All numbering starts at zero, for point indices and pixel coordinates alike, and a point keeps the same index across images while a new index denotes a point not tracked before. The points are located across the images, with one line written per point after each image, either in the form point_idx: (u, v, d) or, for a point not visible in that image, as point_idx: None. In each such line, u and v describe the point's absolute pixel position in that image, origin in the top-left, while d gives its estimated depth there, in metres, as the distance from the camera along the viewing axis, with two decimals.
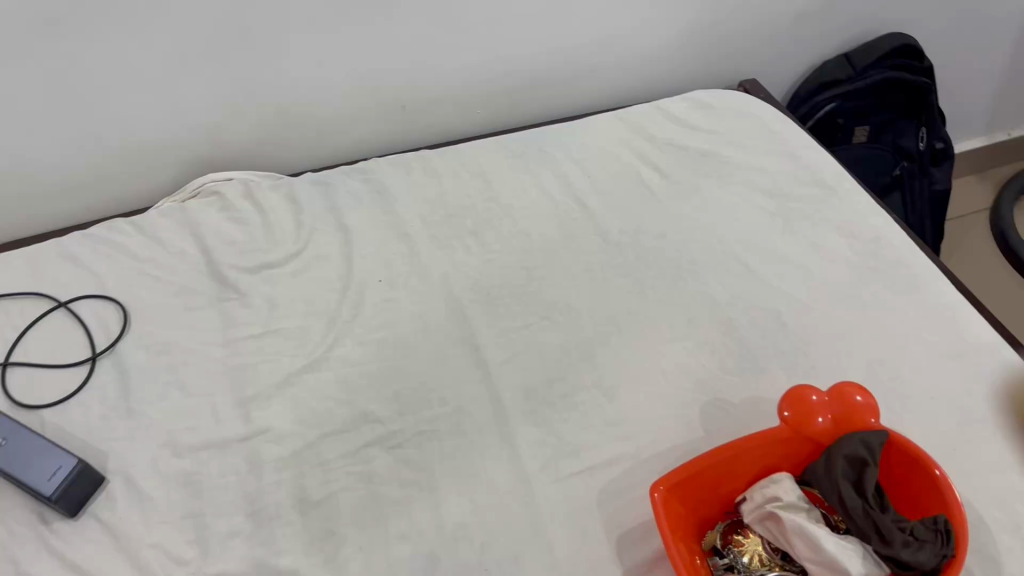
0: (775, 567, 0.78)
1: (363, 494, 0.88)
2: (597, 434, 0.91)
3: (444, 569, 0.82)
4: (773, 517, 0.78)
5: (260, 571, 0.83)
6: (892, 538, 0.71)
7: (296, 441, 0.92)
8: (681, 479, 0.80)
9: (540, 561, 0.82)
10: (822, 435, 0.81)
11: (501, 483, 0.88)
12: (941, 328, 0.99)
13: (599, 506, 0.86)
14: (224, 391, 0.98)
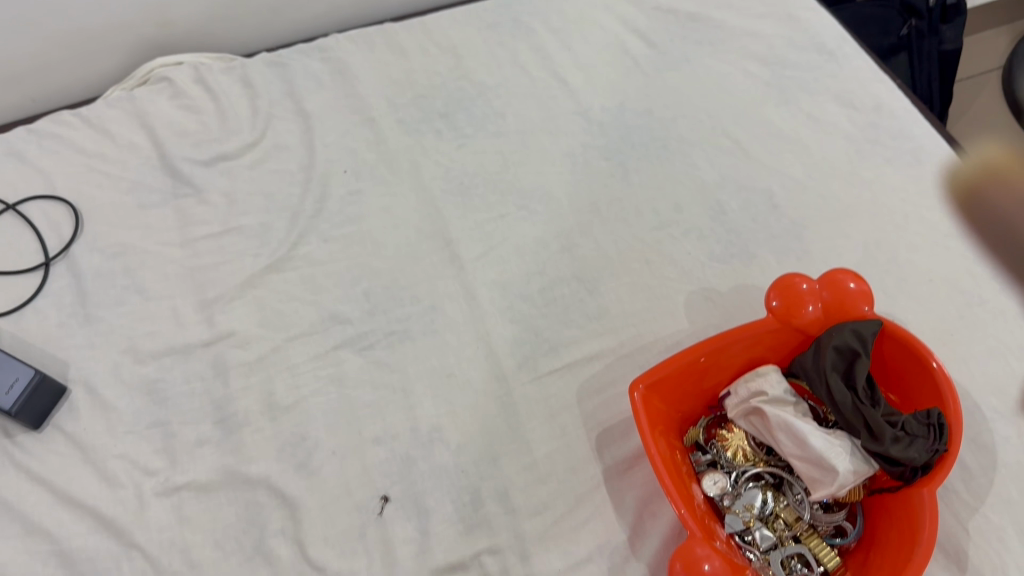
0: (759, 462, 0.75)
1: (335, 399, 0.85)
2: (576, 329, 0.87)
3: (419, 472, 0.80)
4: (757, 412, 0.74)
5: (231, 479, 0.81)
6: (881, 433, 0.67)
7: (262, 345, 0.88)
8: (662, 376, 0.76)
9: (518, 462, 0.80)
10: (811, 325, 0.76)
11: (477, 383, 0.85)
12: (944, 203, 0.93)
13: (579, 404, 0.83)
14: (185, 294, 0.93)
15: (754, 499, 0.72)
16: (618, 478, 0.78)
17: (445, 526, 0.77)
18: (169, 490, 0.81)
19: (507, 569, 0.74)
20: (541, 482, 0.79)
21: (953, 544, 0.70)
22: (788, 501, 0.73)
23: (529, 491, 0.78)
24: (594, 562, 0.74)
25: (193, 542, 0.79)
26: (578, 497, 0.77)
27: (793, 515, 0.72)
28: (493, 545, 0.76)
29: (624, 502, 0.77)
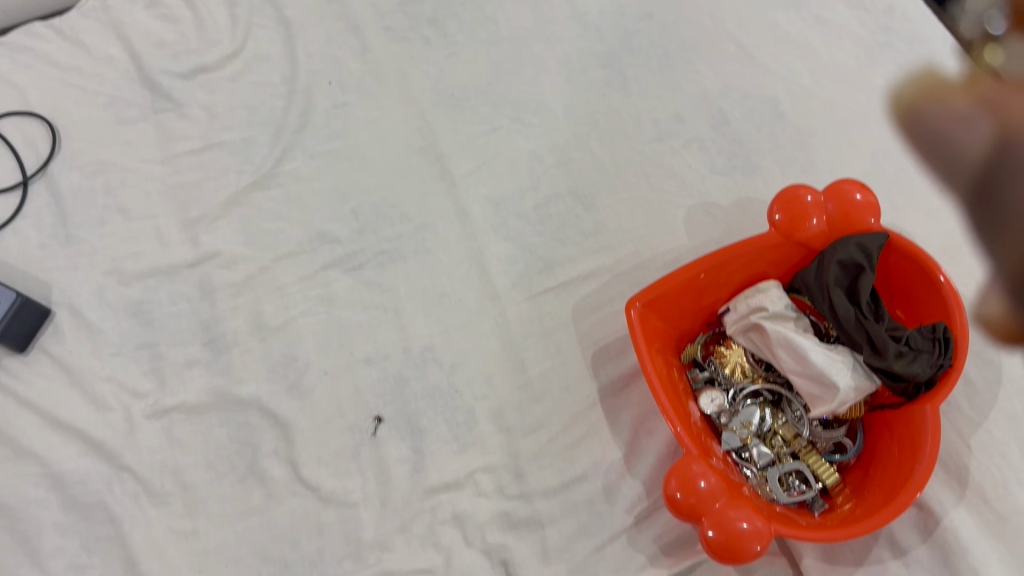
0: (758, 379, 0.74)
1: (325, 319, 0.83)
2: (572, 247, 0.84)
3: (413, 393, 0.79)
4: (756, 328, 0.72)
5: (221, 401, 0.80)
6: (884, 349, 0.65)
7: (249, 265, 0.86)
8: (660, 293, 0.73)
9: (513, 381, 0.78)
10: (815, 239, 0.73)
11: (470, 303, 0.82)
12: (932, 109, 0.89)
13: (575, 323, 0.81)
14: (169, 213, 0.90)
15: (751, 416, 0.72)
16: (614, 396, 0.77)
17: (439, 446, 0.76)
18: (159, 412, 0.80)
19: (501, 488, 0.74)
20: (536, 401, 0.77)
21: (954, 459, 0.69)
22: (786, 418, 0.72)
23: (524, 410, 0.77)
24: (590, 480, 0.73)
25: (185, 463, 0.78)
26: (573, 416, 0.76)
27: (791, 432, 0.71)
28: (487, 465, 0.75)
29: (620, 420, 0.75)
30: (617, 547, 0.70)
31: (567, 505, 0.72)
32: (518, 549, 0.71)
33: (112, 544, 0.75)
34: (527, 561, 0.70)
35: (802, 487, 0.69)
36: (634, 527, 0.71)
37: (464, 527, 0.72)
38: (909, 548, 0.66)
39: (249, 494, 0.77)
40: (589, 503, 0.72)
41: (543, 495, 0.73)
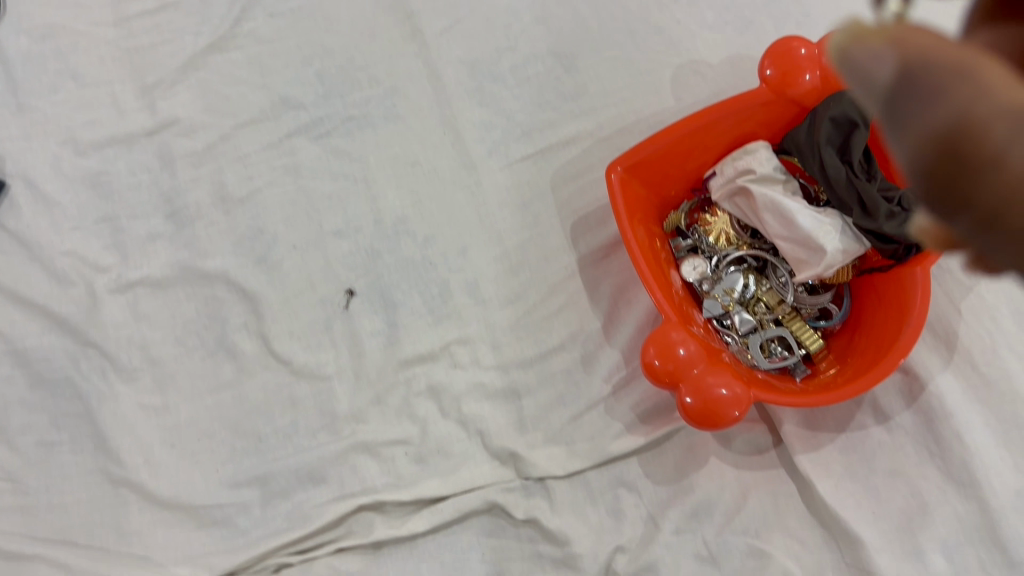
0: (742, 246, 0.71)
1: (291, 190, 0.78)
2: (551, 112, 0.80)
3: (386, 266, 0.75)
4: (743, 192, 0.69)
5: (187, 275, 0.77)
6: (875, 209, 0.62)
7: (210, 133, 0.81)
8: (643, 157, 0.69)
9: (489, 253, 0.75)
10: (807, 96, 0.68)
11: (444, 171, 0.78)
12: None
13: (554, 192, 0.76)
14: (124, 79, 0.84)
15: (735, 283, 0.69)
16: (594, 267, 0.73)
17: (413, 319, 0.73)
18: (123, 287, 0.77)
19: (477, 360, 0.71)
20: (513, 272, 0.74)
21: (942, 324, 0.66)
22: (770, 284, 0.69)
23: (500, 281, 0.73)
24: (567, 351, 0.70)
25: (152, 339, 0.76)
26: (551, 287, 0.73)
27: (775, 299, 0.69)
28: (463, 336, 0.72)
29: (599, 290, 0.72)
30: (594, 417, 0.68)
31: (544, 377, 0.70)
32: (494, 419, 0.69)
33: (81, 420, 0.74)
34: (503, 431, 0.68)
35: (784, 354, 0.67)
36: (612, 396, 0.68)
37: (439, 399, 0.70)
38: (892, 414, 0.65)
39: (220, 369, 0.75)
40: (567, 373, 0.70)
41: (520, 366, 0.70)
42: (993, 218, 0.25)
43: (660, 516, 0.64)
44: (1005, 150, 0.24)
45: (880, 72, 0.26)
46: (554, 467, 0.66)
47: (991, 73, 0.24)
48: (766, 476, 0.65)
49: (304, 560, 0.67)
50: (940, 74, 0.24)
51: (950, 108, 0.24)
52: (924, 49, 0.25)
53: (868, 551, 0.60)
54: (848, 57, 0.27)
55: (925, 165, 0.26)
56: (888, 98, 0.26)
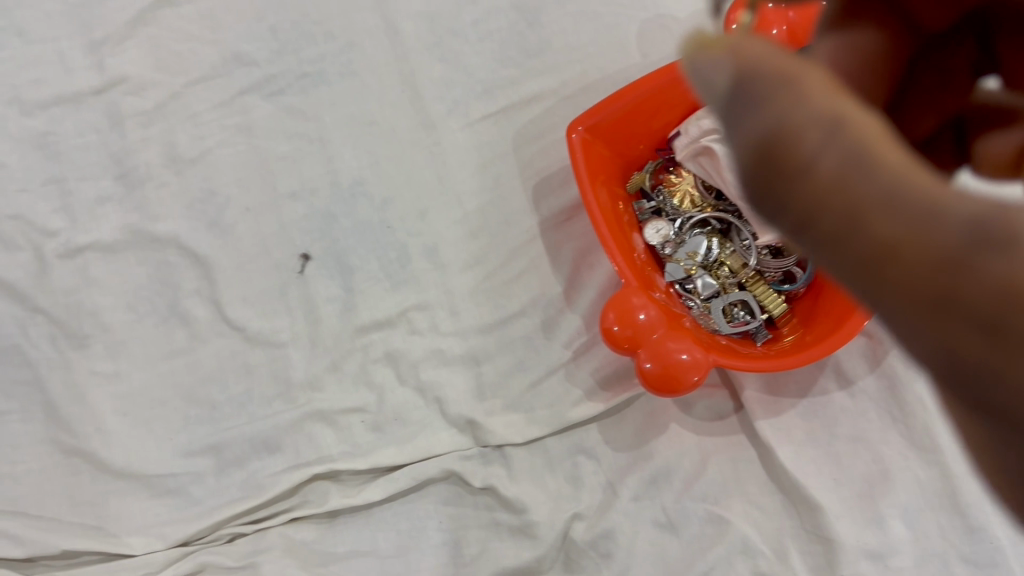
0: (707, 208, 0.70)
1: (244, 151, 0.76)
2: (513, 69, 0.76)
3: (342, 230, 0.73)
4: (708, 152, 0.67)
5: (138, 240, 0.75)
6: None
7: (160, 91, 0.77)
8: (605, 116, 0.67)
9: (448, 217, 0.72)
10: None
11: (403, 131, 0.75)
12: None
13: (516, 152, 0.74)
14: (72, 35, 0.78)
15: (698, 246, 0.68)
16: (556, 230, 0.71)
17: (370, 284, 0.71)
18: (72, 252, 0.75)
19: (435, 326, 0.69)
20: (472, 236, 0.71)
21: None
22: (734, 247, 0.68)
23: (459, 245, 0.71)
24: (527, 317, 0.69)
25: (102, 305, 0.74)
26: (511, 251, 0.71)
27: (738, 262, 0.67)
28: (421, 302, 0.70)
29: (561, 254, 0.70)
30: (553, 383, 0.67)
31: (503, 343, 0.68)
32: (452, 386, 0.67)
33: (32, 389, 0.72)
34: (461, 398, 0.67)
35: (746, 318, 0.66)
36: (572, 362, 0.67)
37: (396, 365, 0.68)
38: (856, 379, 0.63)
39: (173, 334, 0.73)
40: (526, 340, 0.68)
41: (479, 332, 0.69)
42: (807, 224, 0.26)
43: (618, 484, 0.63)
44: (818, 155, 0.25)
45: (716, 77, 0.28)
46: (511, 434, 0.65)
47: (817, 89, 0.26)
48: (726, 442, 0.64)
49: (257, 530, 0.66)
50: (768, 78, 0.26)
51: (773, 111, 0.26)
52: (759, 57, 0.27)
53: (828, 517, 0.60)
54: (702, 71, 0.29)
55: (748, 168, 0.27)
56: (724, 101, 0.28)
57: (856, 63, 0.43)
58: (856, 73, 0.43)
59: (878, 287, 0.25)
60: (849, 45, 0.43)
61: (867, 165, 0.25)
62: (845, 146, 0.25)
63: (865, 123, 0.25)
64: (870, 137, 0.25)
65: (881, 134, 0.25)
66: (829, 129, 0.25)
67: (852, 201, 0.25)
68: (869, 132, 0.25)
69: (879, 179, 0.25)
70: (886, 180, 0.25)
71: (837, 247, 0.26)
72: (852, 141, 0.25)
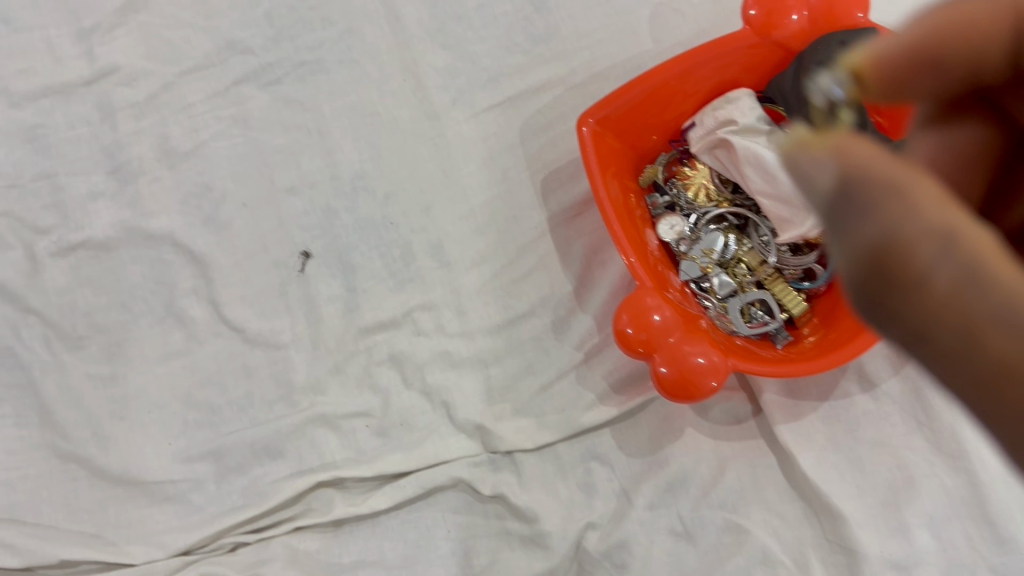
0: (723, 203, 0.67)
1: (240, 143, 0.73)
2: (520, 55, 0.72)
3: (343, 227, 0.70)
4: (724, 145, 0.64)
5: (132, 237, 0.72)
6: None
7: (152, 81, 0.74)
8: (616, 108, 0.64)
9: (453, 213, 0.70)
10: (794, 40, 0.62)
11: (405, 122, 0.72)
12: None
13: (523, 144, 0.71)
14: (59, 23, 0.75)
15: (714, 243, 0.65)
16: (566, 226, 0.68)
17: (373, 283, 0.68)
18: (63, 250, 0.72)
19: (441, 326, 0.67)
20: (479, 233, 0.69)
21: None
22: (751, 244, 0.65)
23: (465, 242, 0.69)
24: (536, 317, 0.66)
25: (97, 305, 0.71)
26: (519, 248, 0.68)
27: (757, 260, 0.65)
28: (426, 302, 0.67)
29: (571, 252, 0.67)
30: (564, 386, 0.64)
31: (512, 344, 0.66)
32: (459, 389, 0.65)
33: (26, 393, 0.70)
34: (469, 402, 0.64)
35: (765, 318, 0.63)
36: (583, 364, 0.64)
37: (401, 368, 0.66)
38: (879, 381, 0.61)
39: (169, 336, 0.70)
40: (536, 341, 0.66)
41: (487, 333, 0.66)
42: (918, 335, 0.26)
43: (633, 491, 0.61)
44: (935, 272, 0.25)
45: (821, 177, 0.26)
46: (521, 440, 0.63)
47: (928, 200, 0.25)
48: (744, 447, 0.62)
49: (259, 539, 0.64)
50: (878, 188, 0.25)
51: (882, 224, 0.25)
52: (866, 162, 0.25)
53: (850, 526, 0.58)
54: (795, 162, 0.26)
55: (860, 275, 0.26)
56: (828, 202, 0.26)
57: (956, 161, 0.36)
58: (951, 171, 0.36)
59: (989, 399, 0.26)
60: (948, 144, 0.36)
61: (980, 283, 0.25)
62: (963, 265, 0.25)
63: (978, 238, 0.25)
64: (984, 253, 0.25)
65: (992, 247, 0.25)
66: (945, 247, 0.25)
67: (967, 320, 0.25)
68: (982, 248, 0.25)
69: (991, 299, 0.25)
70: (997, 298, 0.25)
71: (947, 359, 0.26)
72: (965, 258, 0.25)
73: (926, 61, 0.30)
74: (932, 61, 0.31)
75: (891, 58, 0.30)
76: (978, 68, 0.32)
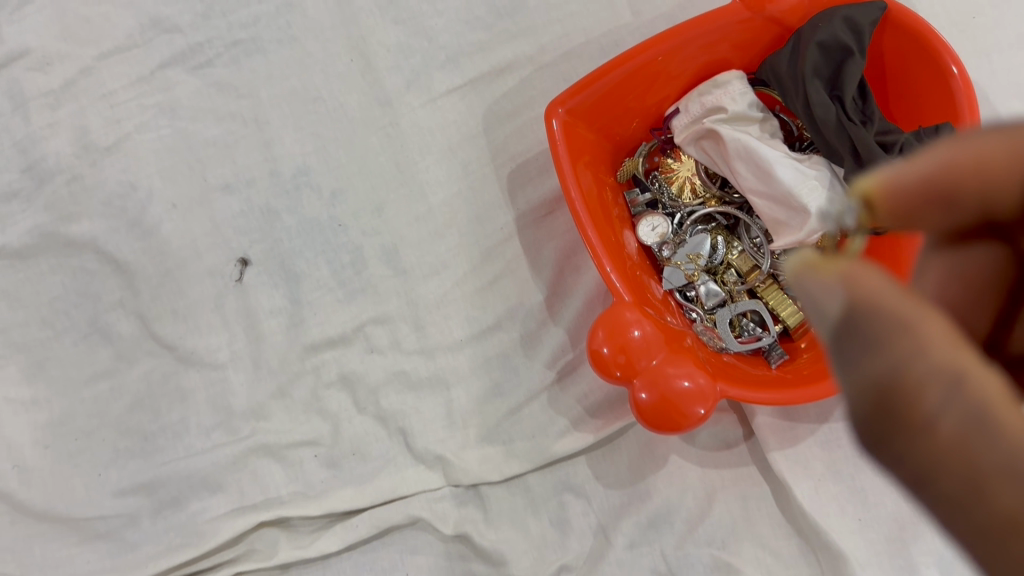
0: (710, 200, 0.59)
1: (168, 136, 0.64)
2: (482, 31, 0.64)
3: (285, 230, 0.62)
4: (711, 136, 0.57)
5: (51, 243, 0.64)
6: (871, 164, 0.50)
7: (67, 65, 0.65)
8: (590, 95, 0.56)
9: (408, 213, 0.62)
10: (790, 14, 0.55)
11: (353, 110, 0.64)
12: None
13: (487, 134, 0.63)
14: None
15: (700, 247, 0.58)
16: (535, 227, 0.61)
17: (319, 294, 0.61)
18: None
19: (397, 342, 0.60)
20: (438, 235, 0.61)
21: None
22: (742, 247, 0.58)
23: (422, 247, 0.61)
24: (503, 330, 0.59)
25: (14, 322, 0.64)
26: (483, 253, 0.61)
27: (748, 265, 0.58)
28: (380, 315, 0.60)
29: (541, 257, 0.60)
30: (535, 409, 0.58)
31: (476, 362, 0.59)
32: (417, 415, 0.58)
33: None
34: (428, 428, 0.58)
35: (757, 332, 0.56)
36: (556, 385, 0.58)
37: (353, 390, 0.59)
38: None
39: (95, 354, 0.63)
40: (503, 358, 0.59)
41: (447, 349, 0.59)
42: (920, 485, 0.24)
43: (611, 528, 0.55)
44: (939, 414, 0.23)
45: (829, 301, 0.25)
46: (487, 471, 0.57)
47: (936, 338, 0.24)
48: (735, 475, 0.56)
49: None
50: (886, 322, 0.24)
51: (886, 361, 0.24)
52: (875, 293, 0.24)
53: (852, 566, 0.51)
54: (802, 280, 0.26)
55: (860, 411, 0.25)
56: (834, 329, 0.25)
57: (968, 292, 0.31)
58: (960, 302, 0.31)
59: (993, 562, 0.23)
60: (957, 270, 0.31)
61: (991, 430, 0.23)
62: (970, 408, 0.23)
63: (991, 381, 0.23)
64: (996, 400, 0.23)
65: (1005, 396, 0.23)
66: (952, 389, 0.23)
67: (973, 468, 0.23)
68: (994, 392, 0.23)
69: (1002, 449, 0.23)
70: (1011, 449, 0.23)
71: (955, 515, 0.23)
72: (974, 402, 0.23)
73: (942, 193, 0.28)
74: (947, 195, 0.29)
75: (903, 187, 0.28)
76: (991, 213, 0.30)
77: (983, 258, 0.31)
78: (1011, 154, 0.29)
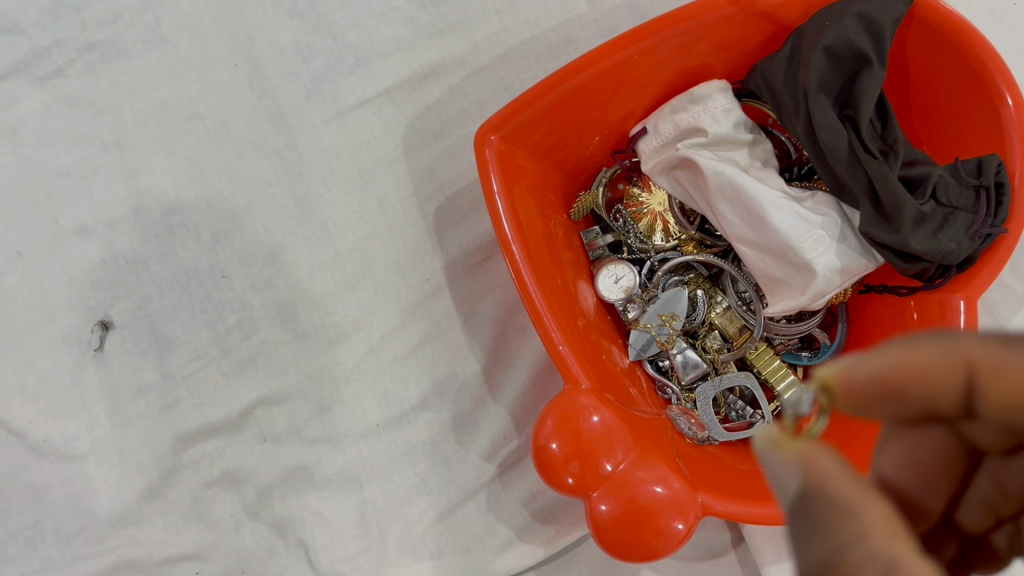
0: (688, 243, 0.47)
1: (6, 164, 0.50)
2: (400, 25, 0.51)
3: (158, 285, 0.49)
4: (688, 166, 0.44)
5: None
6: (898, 213, 0.39)
7: None
8: (530, 117, 0.43)
9: (311, 260, 0.49)
10: (787, 8, 0.42)
11: (240, 128, 0.50)
12: None
13: (408, 158, 0.50)
14: None
15: (676, 305, 0.46)
16: (470, 277, 0.50)
17: (199, 366, 0.48)
18: None
19: (297, 429, 0.48)
20: (348, 289, 0.49)
21: None
22: (728, 304, 0.46)
23: (329, 305, 0.49)
24: (430, 411, 0.48)
25: None
26: (406, 312, 0.49)
27: (735, 327, 0.46)
28: (276, 394, 0.48)
29: (477, 315, 0.49)
30: (471, 512, 0.48)
31: (397, 453, 0.48)
32: (323, 523, 0.47)
33: None
34: (334, 541, 0.47)
35: (747, 414, 0.45)
36: (497, 480, 0.48)
37: (240, 491, 0.48)
38: None
39: None
40: (432, 446, 0.48)
41: (360, 437, 0.48)
42: None
43: None
44: None
45: (789, 479, 0.21)
46: None
47: (876, 518, 0.21)
48: None
49: None
50: (835, 507, 0.21)
51: (827, 544, 0.21)
52: (828, 474, 0.21)
53: None
54: (764, 455, 0.22)
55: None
56: (790, 507, 0.21)
57: (922, 480, 0.27)
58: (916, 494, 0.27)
59: None
60: (912, 454, 0.27)
61: None
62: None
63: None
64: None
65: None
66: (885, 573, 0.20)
67: None
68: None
69: None
70: None
71: None
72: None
73: (892, 397, 0.24)
74: (896, 399, 0.24)
75: (862, 384, 0.23)
76: (937, 411, 0.25)
77: (929, 442, 0.27)
78: (950, 368, 0.24)
